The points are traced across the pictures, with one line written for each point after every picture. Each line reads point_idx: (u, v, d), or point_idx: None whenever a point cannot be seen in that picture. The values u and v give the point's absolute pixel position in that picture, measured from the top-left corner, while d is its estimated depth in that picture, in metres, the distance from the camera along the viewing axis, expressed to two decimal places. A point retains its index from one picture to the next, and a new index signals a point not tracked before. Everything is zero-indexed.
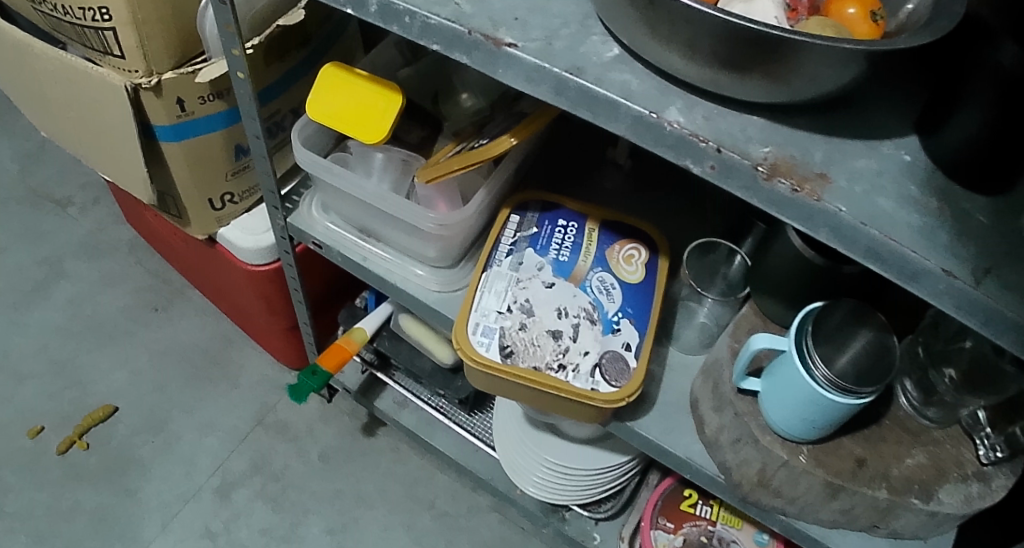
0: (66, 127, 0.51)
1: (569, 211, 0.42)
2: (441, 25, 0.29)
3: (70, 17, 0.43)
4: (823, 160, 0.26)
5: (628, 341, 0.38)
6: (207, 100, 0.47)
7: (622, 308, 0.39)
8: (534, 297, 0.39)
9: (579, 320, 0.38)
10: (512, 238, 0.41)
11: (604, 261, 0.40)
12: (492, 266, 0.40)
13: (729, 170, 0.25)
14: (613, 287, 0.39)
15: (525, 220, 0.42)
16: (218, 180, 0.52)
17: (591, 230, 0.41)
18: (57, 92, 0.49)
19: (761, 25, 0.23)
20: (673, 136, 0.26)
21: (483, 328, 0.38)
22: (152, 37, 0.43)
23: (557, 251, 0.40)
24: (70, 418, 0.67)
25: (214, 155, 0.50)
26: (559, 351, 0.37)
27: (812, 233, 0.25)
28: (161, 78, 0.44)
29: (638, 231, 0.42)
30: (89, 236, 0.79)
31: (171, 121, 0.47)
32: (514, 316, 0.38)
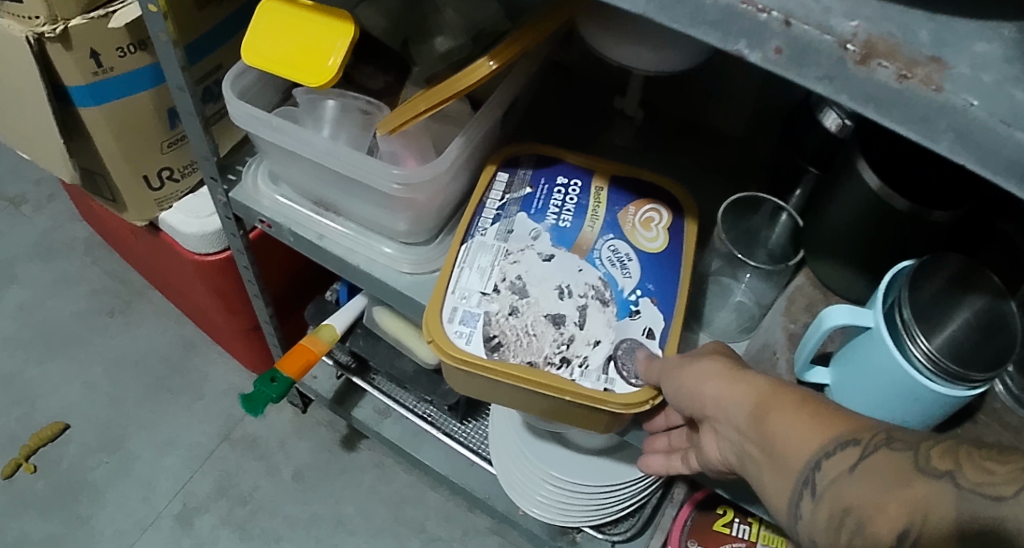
0: None
1: (572, 167, 0.34)
2: None
3: None
4: (932, 41, 0.18)
5: (649, 326, 0.30)
6: (128, 52, 0.39)
7: (641, 284, 0.31)
8: (528, 273, 0.30)
9: (586, 300, 0.30)
10: (500, 199, 0.33)
11: (616, 227, 0.32)
12: (474, 236, 0.32)
13: (802, 54, 0.17)
14: (628, 259, 0.31)
15: (516, 178, 0.33)
16: (153, 154, 0.44)
17: (599, 190, 0.33)
18: None
19: None
20: (718, 8, 0.18)
21: (463, 314, 0.30)
22: None
23: (556, 215, 0.32)
24: (15, 438, 0.59)
25: (145, 122, 0.42)
26: (560, 341, 0.29)
27: (930, 144, 0.17)
28: (68, 26, 0.36)
29: (657, 190, 0.33)
30: (38, 236, 0.70)
31: (87, 80, 0.39)
32: (503, 298, 0.30)
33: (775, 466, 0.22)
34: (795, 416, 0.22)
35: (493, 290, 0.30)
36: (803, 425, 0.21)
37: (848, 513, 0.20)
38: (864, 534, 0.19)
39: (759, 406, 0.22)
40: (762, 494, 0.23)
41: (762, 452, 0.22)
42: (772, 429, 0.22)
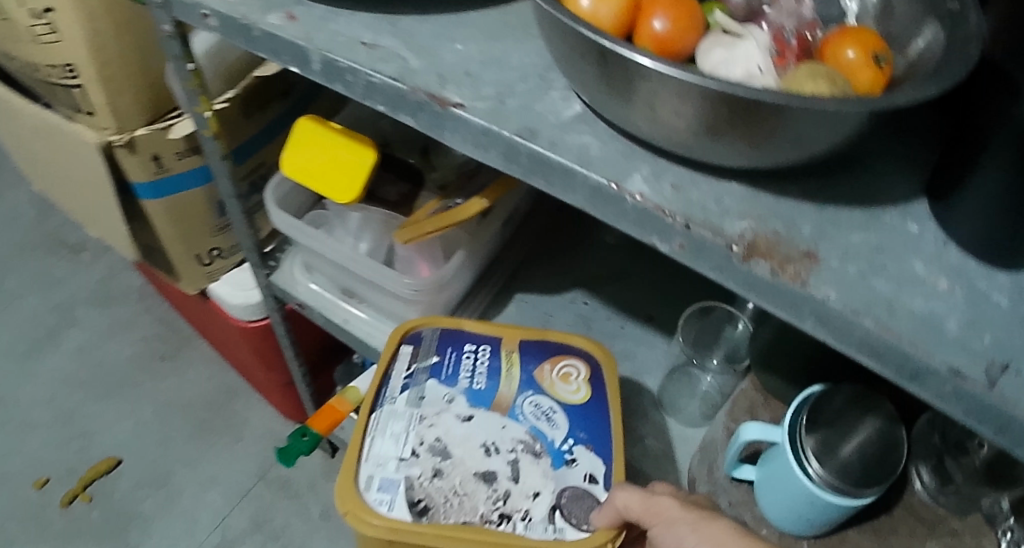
0: (55, 185, 0.51)
1: (479, 331, 0.37)
2: (384, 83, 0.28)
3: (42, 75, 0.42)
4: (813, 234, 0.22)
5: (590, 472, 0.33)
6: (184, 156, 0.46)
7: (572, 433, 0.34)
8: (447, 434, 0.34)
9: (517, 455, 0.33)
10: (408, 368, 0.36)
11: (533, 383, 0.36)
12: (384, 405, 0.35)
13: (698, 249, 0.22)
14: (552, 412, 0.35)
15: (422, 346, 0.37)
16: (204, 236, 0.51)
17: (509, 351, 0.36)
18: (39, 149, 0.49)
19: (724, 83, 0.20)
20: (635, 209, 0.23)
21: (380, 481, 0.33)
22: (122, 94, 0.42)
23: (469, 378, 0.35)
24: (74, 471, 0.65)
25: (197, 211, 0.49)
26: (495, 498, 0.33)
27: (798, 323, 0.21)
28: (133, 135, 0.43)
29: (569, 347, 0.37)
30: (96, 283, 0.78)
31: (149, 178, 0.46)
32: (424, 461, 0.33)
33: None
34: None
35: (413, 455, 0.33)
36: None
37: None
38: None
39: None
40: None
41: None
42: None
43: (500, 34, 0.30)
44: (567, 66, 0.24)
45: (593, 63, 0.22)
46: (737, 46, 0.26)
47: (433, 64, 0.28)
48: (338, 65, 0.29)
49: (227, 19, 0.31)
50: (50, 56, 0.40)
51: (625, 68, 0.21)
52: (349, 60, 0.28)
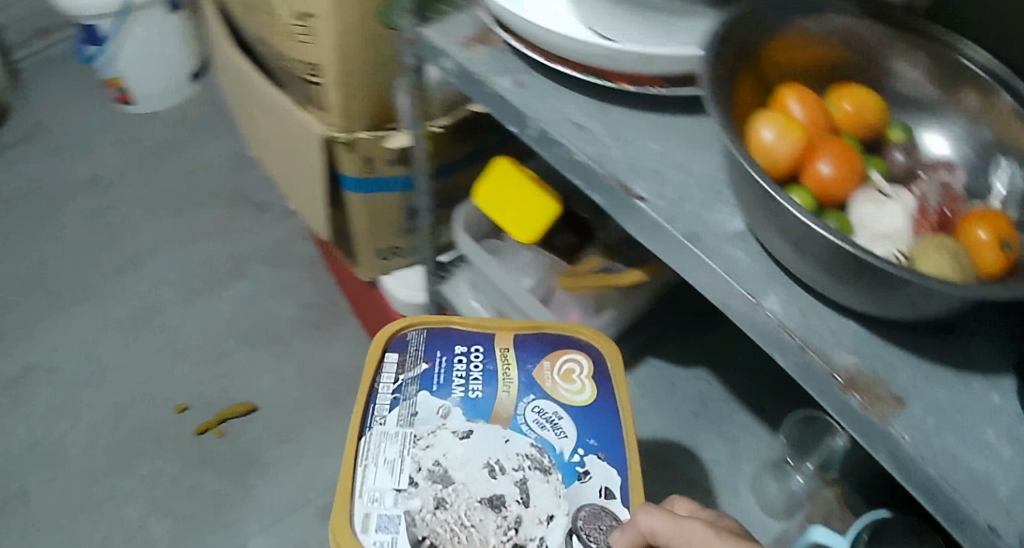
0: (286, 166, 0.65)
1: (456, 333, 0.44)
2: (586, 163, 0.34)
3: (303, 74, 0.55)
4: (905, 383, 0.27)
5: (603, 486, 0.38)
6: (391, 163, 0.57)
7: (580, 442, 0.39)
8: (446, 456, 0.39)
9: (525, 476, 0.38)
10: (399, 380, 0.42)
11: (534, 385, 0.42)
12: (377, 426, 0.40)
13: (808, 368, 0.28)
14: (558, 418, 0.40)
15: (409, 354, 0.43)
16: (387, 236, 0.62)
17: (502, 351, 0.43)
18: (281, 135, 0.62)
19: (858, 248, 0.25)
20: (765, 322, 0.29)
21: (377, 520, 0.37)
22: (354, 102, 0.53)
23: (461, 388, 0.41)
24: (214, 406, 0.77)
25: (388, 212, 0.60)
26: (503, 527, 0.36)
27: (873, 452, 0.26)
28: (356, 136, 0.55)
29: (558, 346, 0.43)
30: (274, 243, 0.90)
31: (359, 174, 0.57)
32: (424, 494, 0.37)
33: None
34: None
35: (410, 487, 0.37)
36: None
37: None
38: None
39: None
40: None
41: None
42: None
43: (686, 136, 0.36)
44: (738, 194, 0.30)
45: (760, 200, 0.28)
46: (884, 205, 0.31)
47: (629, 156, 0.34)
48: (551, 135, 0.35)
49: (469, 72, 0.39)
50: (306, 62, 0.53)
51: (784, 213, 0.27)
52: (560, 135, 0.35)
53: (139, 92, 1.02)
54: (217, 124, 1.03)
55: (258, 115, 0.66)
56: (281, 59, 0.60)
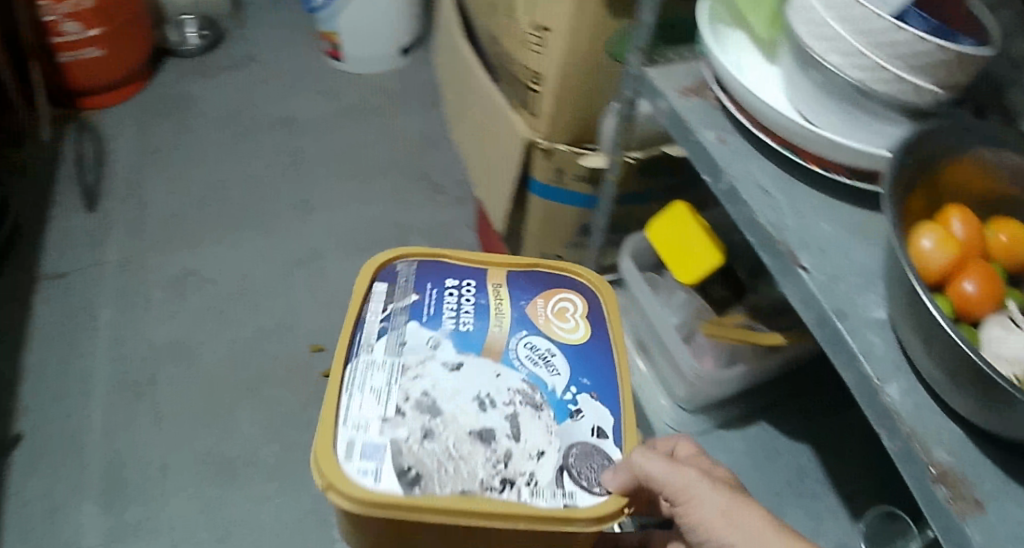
0: (480, 154, 0.78)
1: (443, 267, 0.50)
2: (763, 226, 0.39)
3: (522, 80, 0.66)
4: (990, 491, 0.31)
5: (595, 425, 0.44)
6: (579, 178, 0.71)
7: (571, 381, 0.45)
8: (433, 387, 0.44)
9: (516, 411, 0.43)
10: (389, 311, 0.47)
11: (527, 322, 0.48)
12: (363, 355, 0.45)
13: (909, 456, 0.32)
14: (550, 355, 0.46)
15: (398, 287, 0.48)
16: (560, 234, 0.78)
17: (494, 285, 0.50)
18: (484, 128, 0.75)
19: (982, 361, 0.29)
20: (883, 406, 0.33)
21: (362, 448, 0.41)
22: (560, 116, 0.65)
23: (450, 321, 0.47)
24: None
25: (565, 216, 0.76)
26: (491, 460, 0.41)
27: (945, 541, 0.31)
28: (556, 146, 0.68)
29: (550, 286, 0.50)
30: (439, 222, 0.99)
31: (549, 179, 0.71)
32: (411, 426, 0.42)
33: None
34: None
35: (396, 416, 0.42)
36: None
37: None
38: None
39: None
40: None
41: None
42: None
43: (860, 224, 0.40)
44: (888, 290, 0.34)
45: (907, 299, 0.32)
46: (1010, 333, 0.33)
47: (802, 229, 0.39)
48: (739, 194, 0.40)
49: (680, 118, 0.45)
50: (529, 69, 0.64)
51: (925, 316, 0.30)
52: (745, 196, 0.40)
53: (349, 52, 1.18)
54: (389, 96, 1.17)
55: (464, 107, 0.80)
56: (500, 65, 0.71)
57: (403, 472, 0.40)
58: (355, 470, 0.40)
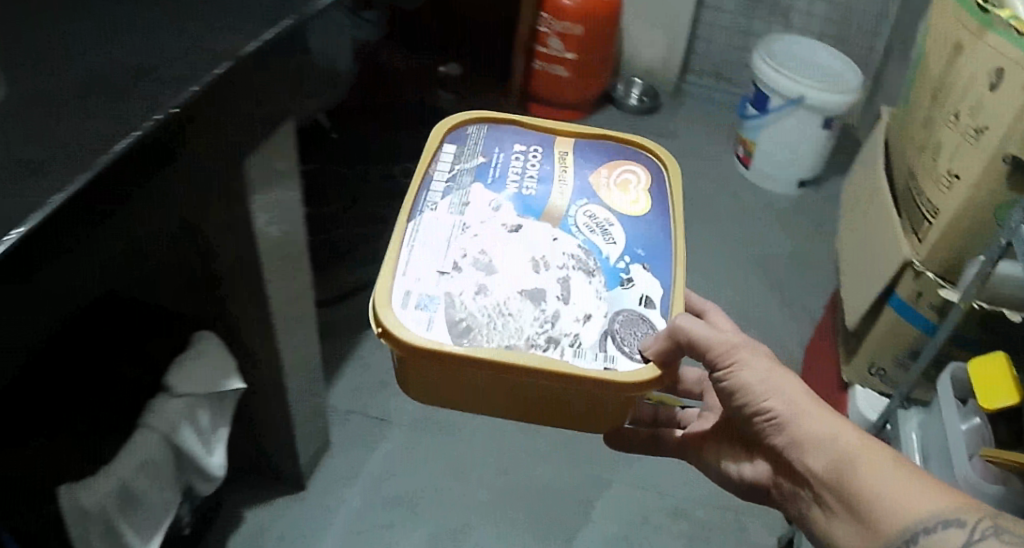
0: (858, 261, 0.98)
1: (502, 135, 0.70)
2: None
3: (923, 212, 0.86)
4: None
5: (641, 293, 0.60)
6: (932, 305, 0.88)
7: (620, 250, 0.62)
8: (485, 249, 0.60)
9: (558, 271, 0.60)
10: (453, 176, 0.66)
11: (582, 192, 0.66)
12: (422, 214, 0.62)
13: None
14: (604, 224, 0.64)
15: (461, 152, 0.68)
16: (896, 348, 0.95)
17: (558, 152, 0.69)
18: (872, 242, 0.96)
19: None
20: None
21: (418, 302, 0.56)
22: (940, 247, 0.83)
23: (511, 188, 0.65)
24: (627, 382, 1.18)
25: (906, 333, 0.92)
26: (537, 318, 0.57)
27: None
28: (926, 270, 0.85)
29: (607, 161, 0.69)
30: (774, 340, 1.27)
31: (908, 297, 0.89)
32: (463, 285, 0.58)
33: (814, 424, 0.56)
34: (821, 414, 0.57)
35: (453, 273, 0.59)
36: (822, 420, 0.56)
37: (844, 454, 0.53)
38: (840, 452, 0.54)
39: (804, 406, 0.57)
40: (805, 432, 0.56)
41: (805, 415, 0.57)
42: (812, 417, 0.56)
43: None
44: None
45: None
46: None
47: None
48: None
49: None
50: (931, 202, 0.85)
51: None
52: None
53: (758, 163, 1.81)
54: (768, 218, 1.75)
55: (859, 224, 1.01)
56: (908, 199, 0.92)
57: (456, 323, 0.56)
58: (413, 316, 0.56)
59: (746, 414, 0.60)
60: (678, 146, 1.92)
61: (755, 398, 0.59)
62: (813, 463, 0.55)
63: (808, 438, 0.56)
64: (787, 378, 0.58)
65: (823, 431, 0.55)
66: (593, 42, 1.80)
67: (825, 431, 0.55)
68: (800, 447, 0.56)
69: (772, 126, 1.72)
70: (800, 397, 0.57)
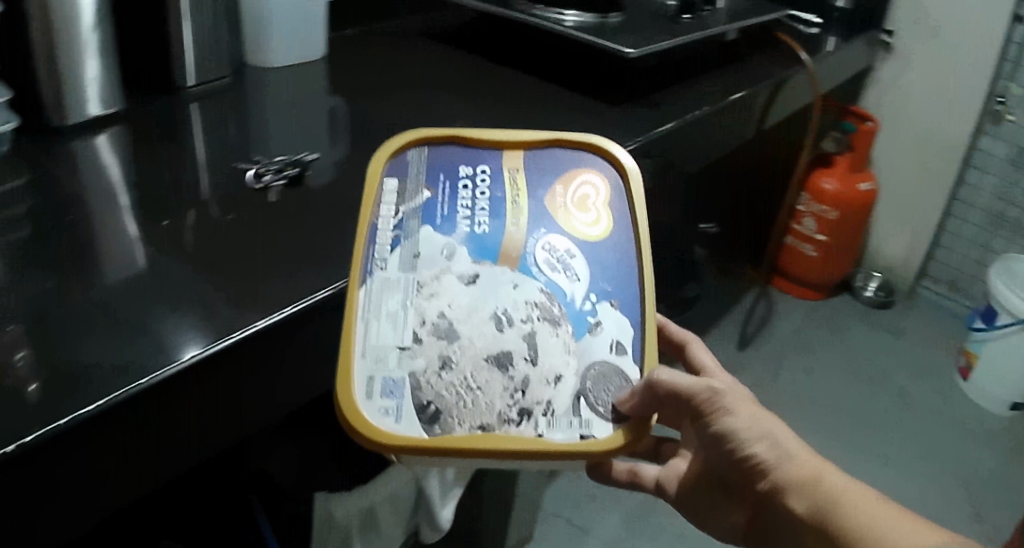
0: None
1: (447, 162, 0.65)
2: None
3: None
4: None
5: (613, 339, 0.56)
6: None
7: (589, 290, 0.58)
8: (444, 308, 0.55)
9: (521, 328, 0.55)
10: (401, 215, 0.60)
11: (550, 218, 0.61)
12: (370, 274, 0.56)
13: None
14: (570, 256, 0.59)
15: (403, 182, 0.62)
16: None
17: (509, 170, 0.64)
18: None
19: None
20: None
21: (383, 390, 0.51)
22: None
23: (461, 221, 0.60)
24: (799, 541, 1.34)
25: None
26: (506, 386, 0.52)
27: None
28: None
29: (567, 173, 0.64)
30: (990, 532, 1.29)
31: None
32: (423, 356, 0.53)
33: (801, 461, 0.65)
34: (803, 450, 0.66)
35: (413, 348, 0.53)
36: (805, 457, 0.66)
37: (828, 492, 0.63)
38: (824, 488, 0.64)
39: (790, 449, 0.66)
40: (792, 466, 0.65)
41: (793, 452, 0.66)
42: (798, 453, 0.66)
43: None
44: None
45: None
46: None
47: None
48: None
49: None
50: None
51: None
52: None
53: (978, 377, 1.80)
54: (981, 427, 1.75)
55: None
56: None
57: (423, 408, 0.51)
58: (378, 408, 0.50)
59: (733, 457, 0.66)
60: (909, 349, 1.97)
61: (742, 441, 0.65)
62: (796, 504, 0.64)
63: (794, 483, 0.65)
64: (767, 419, 0.66)
65: (809, 476, 0.64)
66: (847, 230, 1.91)
67: (810, 476, 0.64)
68: (788, 486, 0.65)
69: (998, 340, 1.73)
70: (786, 445, 0.66)
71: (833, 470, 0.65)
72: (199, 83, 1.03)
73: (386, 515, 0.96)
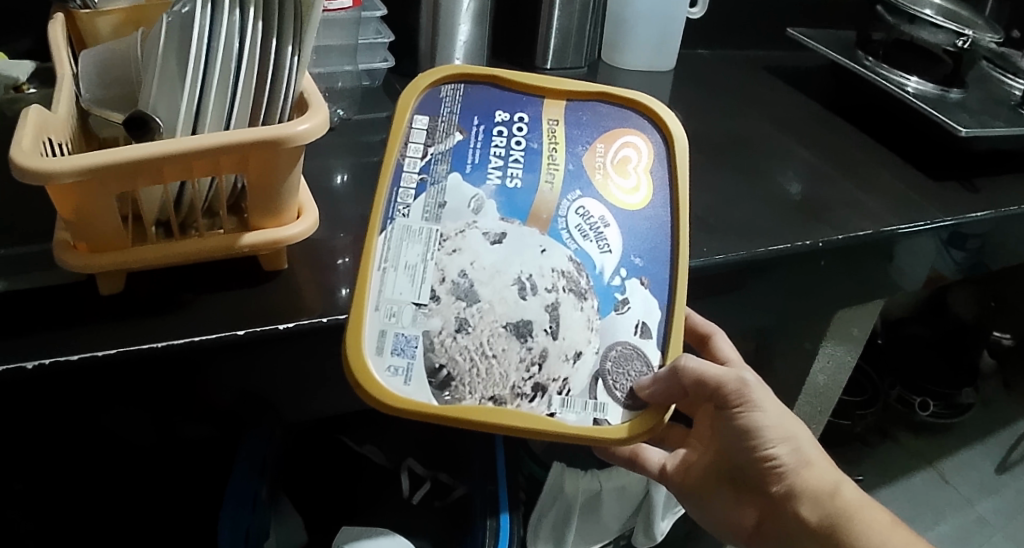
0: None
1: (478, 102, 0.77)
2: None
3: None
4: None
5: (637, 321, 0.73)
6: None
7: (616, 262, 0.74)
8: (463, 267, 0.69)
9: (537, 295, 0.70)
10: (431, 158, 0.74)
11: (589, 182, 0.76)
12: (391, 222, 0.70)
13: None
14: (601, 228, 0.75)
15: (436, 119, 0.76)
16: None
17: (548, 121, 0.78)
18: None
19: None
20: None
21: (393, 350, 0.66)
22: None
23: (495, 172, 0.74)
24: None
25: None
26: (521, 356, 0.68)
27: None
28: None
29: (607, 131, 0.79)
30: None
31: None
32: (435, 315, 0.67)
33: (813, 471, 0.84)
34: (822, 467, 0.85)
35: (428, 308, 0.68)
36: (821, 473, 0.84)
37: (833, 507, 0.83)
38: (835, 497, 0.83)
39: (807, 462, 0.84)
40: (809, 476, 0.84)
41: (809, 466, 0.84)
42: (810, 469, 0.84)
43: None
44: None
45: None
46: None
47: None
48: None
49: None
50: None
51: None
52: None
53: None
54: None
55: None
56: None
57: (437, 373, 0.66)
58: (390, 367, 0.66)
59: (759, 457, 0.84)
60: None
61: (761, 440, 0.82)
62: (808, 513, 0.84)
63: (808, 491, 0.84)
64: (792, 427, 0.83)
65: (822, 489, 0.83)
66: None
67: (826, 487, 0.83)
68: (795, 489, 0.84)
69: None
70: (804, 452, 0.84)
71: (845, 483, 0.84)
72: (552, 66, 1.29)
73: (612, 501, 1.15)
